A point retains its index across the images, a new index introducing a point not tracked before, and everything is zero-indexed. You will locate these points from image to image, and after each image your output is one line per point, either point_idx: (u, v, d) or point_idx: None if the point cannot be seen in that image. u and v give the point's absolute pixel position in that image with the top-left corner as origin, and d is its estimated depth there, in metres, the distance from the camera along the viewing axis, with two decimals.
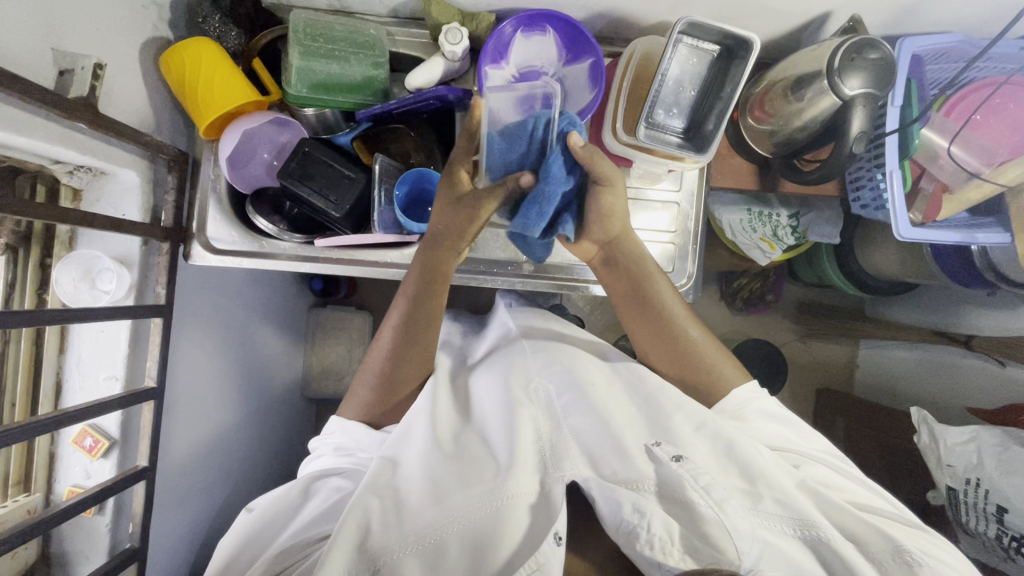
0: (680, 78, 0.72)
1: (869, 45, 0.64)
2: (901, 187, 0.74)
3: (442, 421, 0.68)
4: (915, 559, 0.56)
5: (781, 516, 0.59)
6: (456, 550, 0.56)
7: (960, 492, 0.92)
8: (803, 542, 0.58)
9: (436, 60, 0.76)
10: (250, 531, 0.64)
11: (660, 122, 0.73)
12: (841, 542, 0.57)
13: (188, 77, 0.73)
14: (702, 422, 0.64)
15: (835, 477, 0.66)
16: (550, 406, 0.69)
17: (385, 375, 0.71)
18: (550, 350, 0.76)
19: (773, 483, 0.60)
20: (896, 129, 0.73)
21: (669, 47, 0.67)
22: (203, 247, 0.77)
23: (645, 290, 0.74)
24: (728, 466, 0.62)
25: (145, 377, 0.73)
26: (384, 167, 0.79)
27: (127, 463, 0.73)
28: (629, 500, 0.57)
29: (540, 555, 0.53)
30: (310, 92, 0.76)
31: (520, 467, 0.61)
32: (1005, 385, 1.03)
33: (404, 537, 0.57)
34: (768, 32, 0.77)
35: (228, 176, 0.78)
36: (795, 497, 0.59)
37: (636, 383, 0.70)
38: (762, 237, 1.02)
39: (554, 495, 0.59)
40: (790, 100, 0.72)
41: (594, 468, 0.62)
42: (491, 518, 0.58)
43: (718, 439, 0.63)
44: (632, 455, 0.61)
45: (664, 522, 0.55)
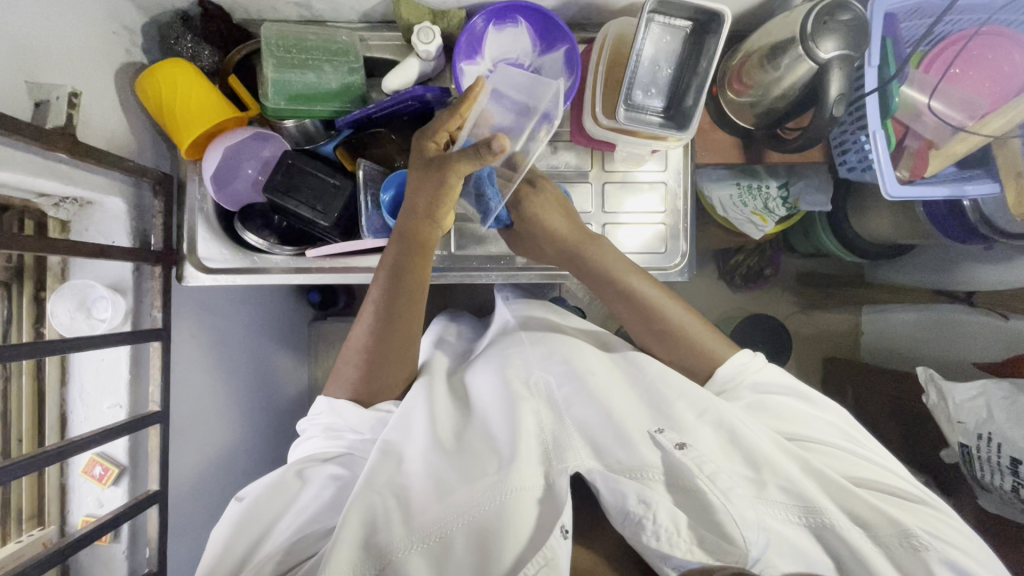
0: (656, 60, 0.72)
1: (841, 6, 0.63)
2: (886, 147, 0.71)
3: (441, 419, 0.69)
4: (922, 543, 0.57)
5: (787, 503, 0.59)
6: (461, 545, 0.57)
7: (973, 448, 0.95)
8: (811, 529, 0.59)
9: (411, 61, 0.76)
10: (240, 519, 0.62)
11: (639, 104, 0.73)
12: (846, 527, 0.58)
13: (164, 97, 0.72)
14: (704, 409, 0.64)
15: (847, 456, 0.65)
16: (552, 397, 0.69)
17: (367, 351, 0.71)
18: (548, 340, 0.76)
19: (778, 470, 0.60)
20: (876, 88, 0.70)
21: (641, 26, 0.67)
22: (196, 268, 0.77)
23: (620, 281, 0.76)
24: (732, 454, 0.61)
25: (149, 402, 0.74)
26: (368, 172, 0.78)
27: (138, 488, 0.73)
28: (633, 490, 0.58)
29: (548, 548, 0.55)
30: (289, 103, 0.75)
31: (523, 461, 0.60)
32: (1008, 335, 1.07)
33: (410, 533, 0.57)
34: (740, 3, 0.77)
35: (214, 195, 0.78)
36: (801, 484, 0.59)
37: (637, 371, 0.71)
38: (754, 210, 1.04)
39: (559, 486, 0.59)
40: (767, 69, 0.72)
41: (599, 457, 0.62)
42: (497, 512, 0.58)
43: (721, 426, 0.63)
44: (635, 441, 0.61)
45: (671, 514, 0.56)
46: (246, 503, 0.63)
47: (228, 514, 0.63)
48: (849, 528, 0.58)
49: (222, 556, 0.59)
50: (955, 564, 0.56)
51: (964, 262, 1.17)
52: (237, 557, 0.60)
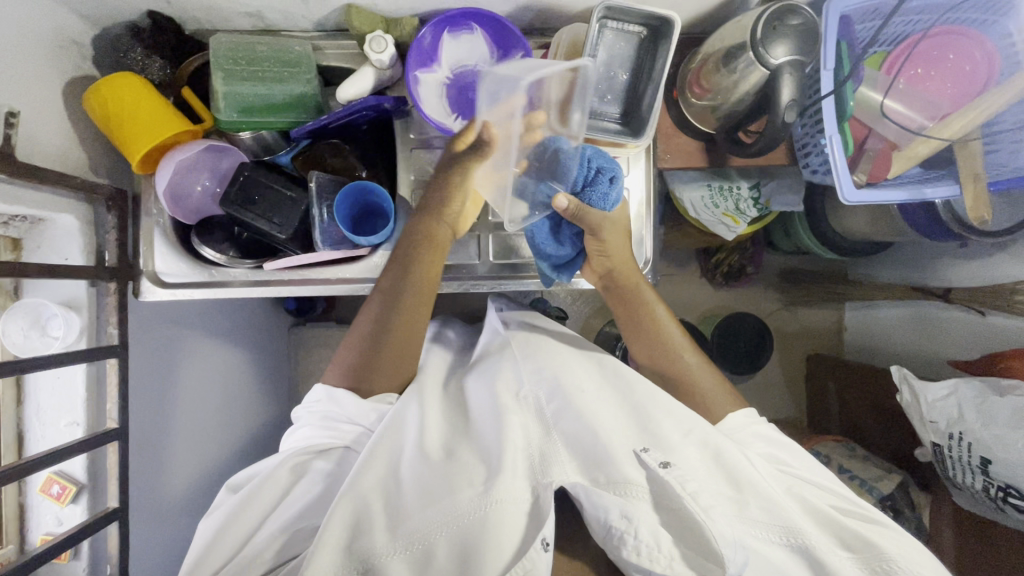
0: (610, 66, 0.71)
1: (790, 11, 0.62)
2: (843, 151, 0.70)
3: (431, 432, 0.69)
4: (894, 566, 0.58)
5: (767, 523, 0.60)
6: (443, 556, 0.57)
7: (945, 447, 0.95)
8: (791, 548, 0.60)
9: (366, 70, 0.75)
10: (233, 513, 0.63)
11: (597, 110, 0.73)
12: (824, 549, 0.59)
13: (112, 111, 0.71)
14: (690, 428, 0.65)
15: (827, 487, 0.67)
16: (540, 411, 0.69)
17: (362, 354, 0.72)
18: (538, 354, 0.77)
19: (759, 490, 0.61)
20: (831, 91, 0.69)
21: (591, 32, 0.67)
22: (152, 282, 0.77)
23: (645, 317, 0.79)
24: (716, 474, 0.62)
25: (107, 419, 0.73)
26: (322, 183, 0.78)
27: (98, 505, 0.73)
28: (616, 506, 0.59)
29: (528, 560, 0.56)
30: (242, 115, 0.74)
31: (508, 473, 0.60)
32: (987, 335, 1.06)
33: (393, 541, 0.58)
34: (697, 7, 0.76)
35: (171, 211, 0.76)
36: (781, 505, 0.60)
37: (626, 389, 0.71)
38: (724, 211, 1.03)
39: (545, 499, 0.60)
40: (724, 73, 0.71)
41: (587, 473, 0.62)
42: (479, 524, 0.58)
43: (706, 445, 0.64)
44: (620, 459, 0.61)
45: (651, 530, 0.58)
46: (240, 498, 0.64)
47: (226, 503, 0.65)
48: (827, 550, 0.59)
49: (214, 544, 0.62)
50: None
51: (942, 260, 1.16)
52: (228, 547, 0.62)
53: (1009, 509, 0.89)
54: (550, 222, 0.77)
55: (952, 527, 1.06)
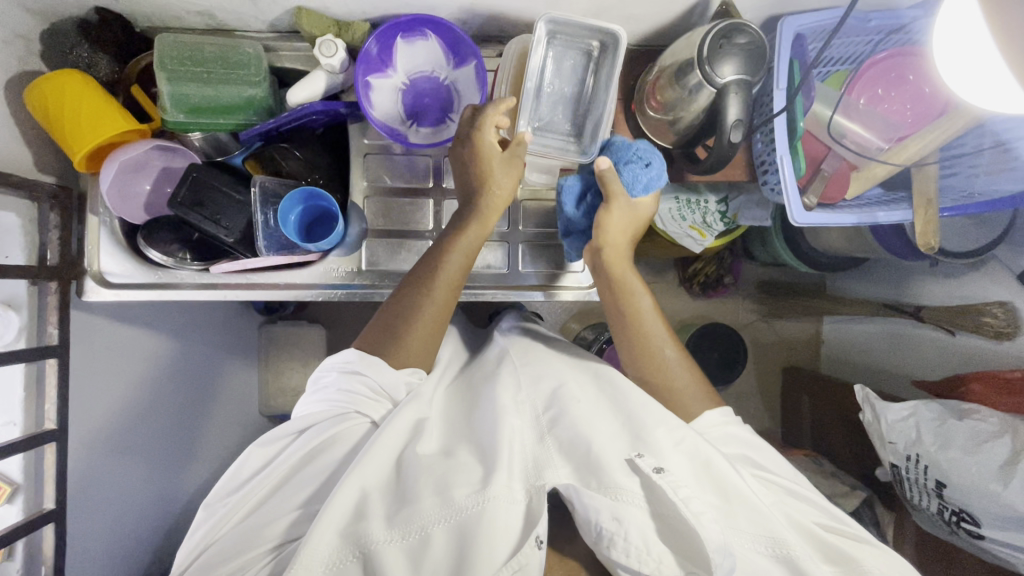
0: (561, 77, 0.71)
1: (738, 29, 0.61)
2: (793, 172, 0.70)
3: (430, 436, 0.67)
4: None
5: (756, 535, 0.60)
6: (438, 551, 0.56)
7: (902, 469, 0.95)
8: (776, 560, 0.59)
9: (316, 74, 0.74)
10: (255, 488, 0.62)
11: (545, 125, 0.74)
12: (812, 563, 0.58)
13: (52, 107, 0.69)
14: (682, 438, 0.64)
15: (817, 506, 0.66)
16: (538, 420, 0.69)
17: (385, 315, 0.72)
18: (538, 364, 0.76)
19: (747, 500, 0.60)
20: (783, 108, 0.68)
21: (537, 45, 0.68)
22: (96, 282, 0.77)
23: (628, 308, 0.77)
24: (706, 485, 0.61)
25: (47, 419, 0.73)
26: (267, 188, 0.77)
27: (35, 506, 0.72)
28: (606, 508, 0.58)
29: (522, 556, 0.56)
30: (189, 116, 0.73)
31: (502, 473, 0.61)
32: (958, 356, 1.05)
33: (389, 528, 0.57)
34: (658, 20, 0.75)
35: (115, 209, 0.76)
36: (770, 518, 0.60)
37: (622, 398, 0.69)
38: (692, 224, 1.03)
39: (536, 502, 0.60)
40: (676, 89, 0.69)
41: (580, 477, 0.62)
42: (475, 517, 0.57)
43: (696, 455, 0.63)
44: (612, 466, 0.61)
45: (640, 532, 0.58)
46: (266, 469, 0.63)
47: (246, 467, 0.67)
48: (814, 563, 0.59)
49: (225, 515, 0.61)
50: None
51: (913, 279, 1.16)
52: (241, 515, 0.61)
53: (963, 534, 0.88)
54: (579, 188, 0.79)
55: (912, 547, 1.05)
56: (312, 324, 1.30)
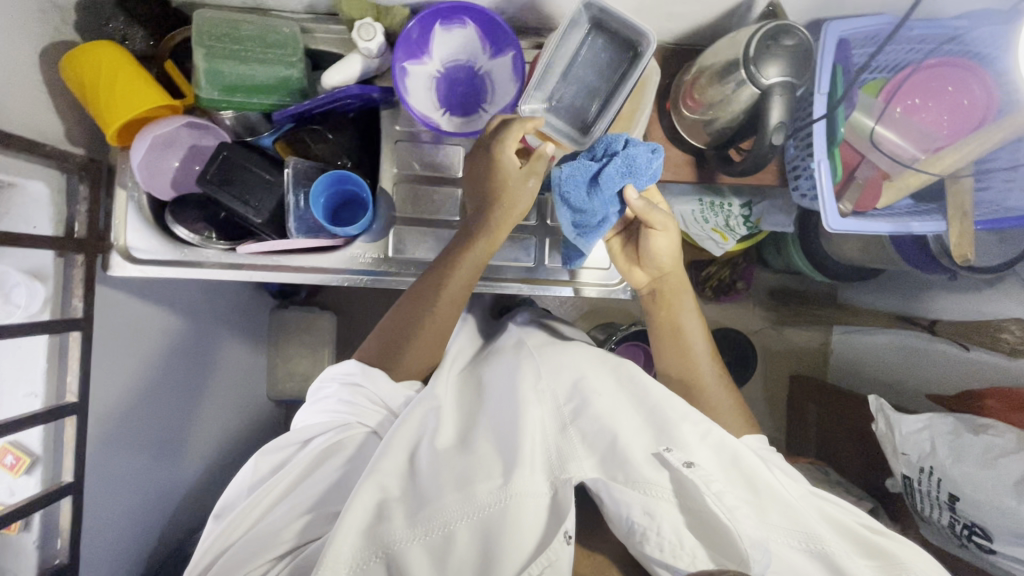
0: (585, 67, 0.71)
1: (786, 30, 0.61)
2: (831, 177, 0.69)
3: (449, 424, 0.68)
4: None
5: (790, 530, 0.60)
6: (463, 548, 0.57)
7: (914, 480, 0.95)
8: (810, 556, 0.59)
9: (352, 57, 0.73)
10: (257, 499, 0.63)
11: (559, 107, 0.73)
12: (848, 559, 0.58)
13: (88, 79, 0.69)
14: (707, 431, 0.66)
15: (842, 502, 0.68)
16: (560, 410, 0.68)
17: (389, 335, 0.74)
18: (559, 352, 0.75)
19: (778, 495, 0.62)
20: (823, 116, 0.67)
21: (566, 27, 0.67)
22: (121, 256, 0.76)
23: (680, 331, 0.81)
24: (733, 476, 0.63)
25: (67, 392, 0.73)
26: (299, 169, 0.76)
27: (52, 478, 0.72)
28: (638, 503, 0.58)
29: (551, 552, 0.56)
30: (223, 94, 0.73)
31: (525, 466, 0.61)
32: (970, 371, 1.05)
33: (413, 527, 0.57)
34: (698, 20, 0.74)
35: (144, 184, 0.76)
36: (802, 513, 0.61)
37: (642, 393, 0.69)
38: (714, 227, 1.03)
39: (564, 495, 0.60)
40: (721, 86, 0.68)
41: (605, 470, 0.62)
42: (499, 514, 0.58)
43: (722, 449, 0.64)
44: (639, 460, 0.61)
45: (673, 527, 0.58)
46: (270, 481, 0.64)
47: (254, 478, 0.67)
48: (850, 558, 0.58)
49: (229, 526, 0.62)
50: None
51: (926, 293, 1.17)
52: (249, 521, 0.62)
53: (973, 548, 0.88)
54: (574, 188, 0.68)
55: None
56: (324, 310, 1.30)
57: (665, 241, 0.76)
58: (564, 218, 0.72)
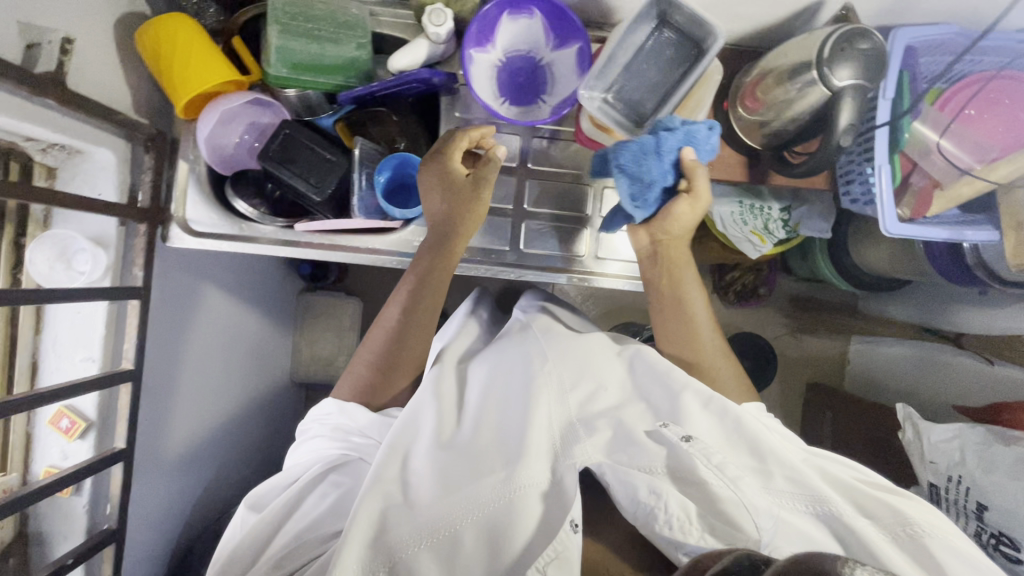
0: (648, 62, 0.70)
1: (861, 34, 0.62)
2: (890, 180, 0.70)
3: (449, 415, 0.68)
4: (919, 531, 0.56)
5: (794, 493, 0.59)
6: (471, 542, 0.57)
7: (941, 489, 0.95)
8: (819, 519, 0.58)
9: (420, 42, 0.74)
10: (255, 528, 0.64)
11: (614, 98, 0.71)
12: (852, 515, 0.57)
13: (164, 51, 0.70)
14: (709, 399, 0.66)
15: (842, 458, 0.67)
16: (563, 393, 0.68)
17: (375, 366, 0.74)
18: (558, 335, 0.75)
19: (780, 459, 0.61)
20: (887, 122, 0.69)
21: (635, 20, 0.66)
22: (182, 229, 0.76)
23: (681, 302, 0.77)
24: (737, 446, 0.63)
25: (123, 359, 0.73)
26: (364, 151, 0.77)
27: (104, 444, 0.73)
28: (644, 483, 0.59)
29: (557, 542, 0.55)
30: (291, 72, 0.73)
31: (530, 455, 0.61)
32: (991, 384, 1.06)
33: (417, 528, 0.57)
34: (761, 22, 0.75)
35: (208, 157, 0.76)
36: (803, 472, 0.60)
37: (646, 368, 0.70)
38: (752, 230, 1.02)
39: (566, 481, 0.60)
40: (783, 88, 0.70)
41: (609, 451, 0.62)
42: (505, 507, 0.58)
43: (724, 417, 0.64)
44: (639, 439, 0.62)
45: (680, 503, 0.57)
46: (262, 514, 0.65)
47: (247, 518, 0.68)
48: (856, 516, 0.57)
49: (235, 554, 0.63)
50: (957, 552, 0.55)
51: (950, 307, 1.18)
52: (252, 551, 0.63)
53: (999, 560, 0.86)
54: (631, 156, 0.69)
55: None
56: (352, 296, 1.30)
57: (685, 209, 0.73)
58: (621, 188, 0.71)
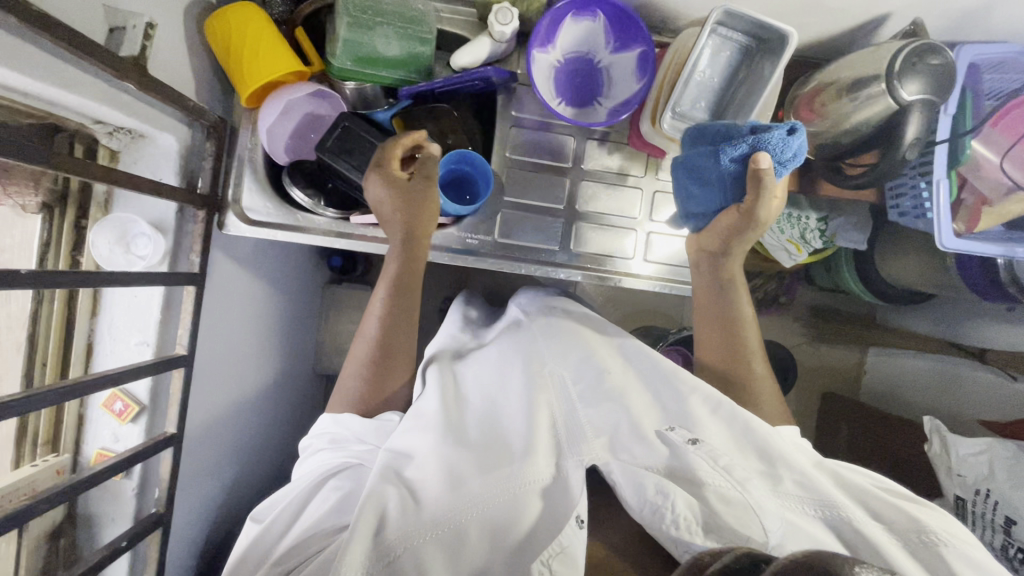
0: (713, 69, 0.72)
1: (931, 51, 0.63)
2: (948, 197, 0.71)
3: (452, 412, 0.66)
4: (937, 538, 0.54)
5: (803, 497, 0.57)
6: (476, 539, 0.56)
7: (968, 502, 0.94)
8: (826, 523, 0.56)
9: (482, 40, 0.74)
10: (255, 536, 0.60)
11: (686, 113, 0.73)
12: (863, 520, 0.56)
13: (234, 41, 0.71)
14: (718, 403, 0.63)
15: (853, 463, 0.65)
16: (566, 391, 0.67)
17: (368, 372, 0.72)
18: (563, 333, 0.74)
19: (792, 462, 0.59)
20: (946, 139, 0.70)
21: (703, 34, 0.67)
22: (238, 217, 0.77)
23: (729, 312, 0.74)
24: (747, 451, 0.60)
25: (176, 345, 0.74)
26: (428, 146, 0.79)
27: (155, 429, 0.73)
28: (652, 482, 0.57)
29: (562, 537, 0.54)
30: (354, 65, 0.74)
31: (537, 452, 0.61)
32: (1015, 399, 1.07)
33: (422, 523, 0.56)
34: (822, 33, 0.76)
35: (268, 147, 0.77)
36: (815, 476, 0.58)
37: (648, 364, 0.69)
38: (789, 238, 1.04)
39: (571, 476, 0.60)
40: (844, 101, 0.70)
41: (614, 449, 0.61)
42: (510, 502, 0.58)
43: (735, 420, 0.62)
44: (646, 437, 0.60)
45: (687, 503, 0.55)
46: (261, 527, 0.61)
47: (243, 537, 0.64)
48: (867, 521, 0.56)
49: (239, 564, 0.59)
50: (976, 560, 0.52)
51: (975, 321, 1.21)
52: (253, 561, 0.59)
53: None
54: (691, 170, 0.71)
55: None
56: None
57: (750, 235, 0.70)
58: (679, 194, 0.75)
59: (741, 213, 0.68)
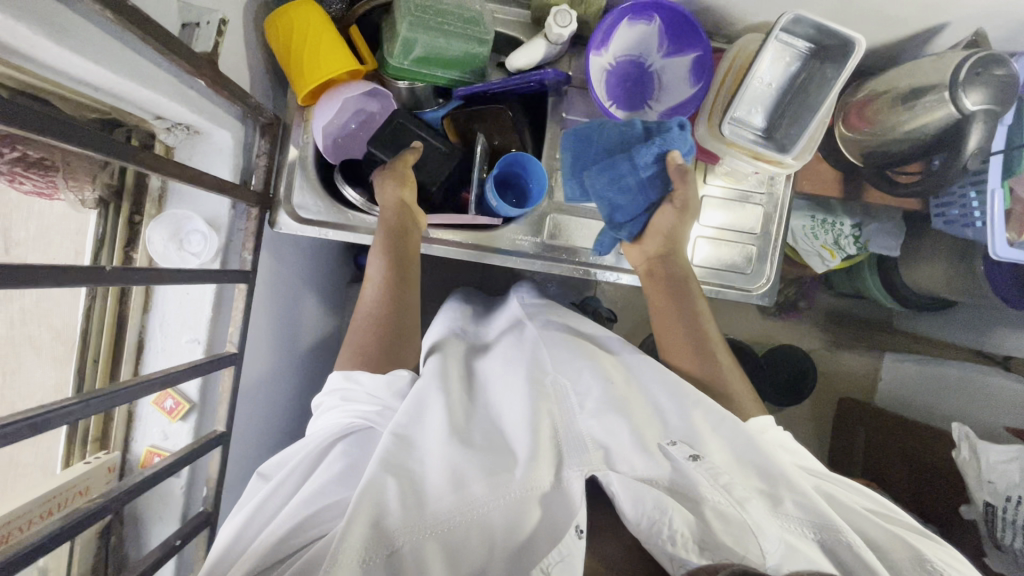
0: (773, 75, 0.72)
1: (996, 61, 0.64)
2: (1003, 204, 0.71)
3: (456, 411, 0.63)
4: (935, 567, 0.53)
5: (801, 520, 0.55)
6: (475, 544, 0.54)
7: (998, 508, 0.90)
8: (822, 545, 0.55)
9: (538, 42, 0.73)
10: (264, 497, 0.59)
11: (742, 119, 0.73)
12: (861, 545, 0.53)
13: (295, 41, 0.71)
14: (721, 420, 0.61)
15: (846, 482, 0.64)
16: (566, 401, 0.64)
17: (378, 329, 0.68)
18: (569, 342, 0.71)
19: (792, 484, 0.56)
20: (1000, 150, 0.71)
21: (769, 39, 0.67)
22: (290, 216, 0.77)
23: (689, 303, 0.72)
24: (747, 467, 0.59)
25: (225, 343, 0.73)
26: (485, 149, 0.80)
27: (203, 428, 0.72)
28: (652, 498, 0.55)
29: (562, 545, 0.53)
30: (413, 64, 0.75)
31: (541, 458, 0.57)
32: None
33: (424, 521, 0.53)
34: (873, 42, 0.77)
35: (321, 146, 0.77)
36: (816, 500, 0.55)
37: (659, 372, 0.66)
38: (824, 244, 1.02)
39: (572, 487, 0.56)
40: (900, 110, 0.71)
41: (610, 462, 0.58)
42: (511, 509, 0.55)
43: (736, 439, 0.60)
44: (649, 448, 0.58)
45: (684, 520, 0.54)
46: (271, 487, 0.59)
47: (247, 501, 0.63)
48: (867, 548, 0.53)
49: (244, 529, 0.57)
50: None
51: (995, 327, 1.20)
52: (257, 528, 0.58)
53: None
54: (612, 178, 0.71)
55: None
56: None
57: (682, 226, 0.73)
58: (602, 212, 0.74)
59: (676, 206, 0.71)
